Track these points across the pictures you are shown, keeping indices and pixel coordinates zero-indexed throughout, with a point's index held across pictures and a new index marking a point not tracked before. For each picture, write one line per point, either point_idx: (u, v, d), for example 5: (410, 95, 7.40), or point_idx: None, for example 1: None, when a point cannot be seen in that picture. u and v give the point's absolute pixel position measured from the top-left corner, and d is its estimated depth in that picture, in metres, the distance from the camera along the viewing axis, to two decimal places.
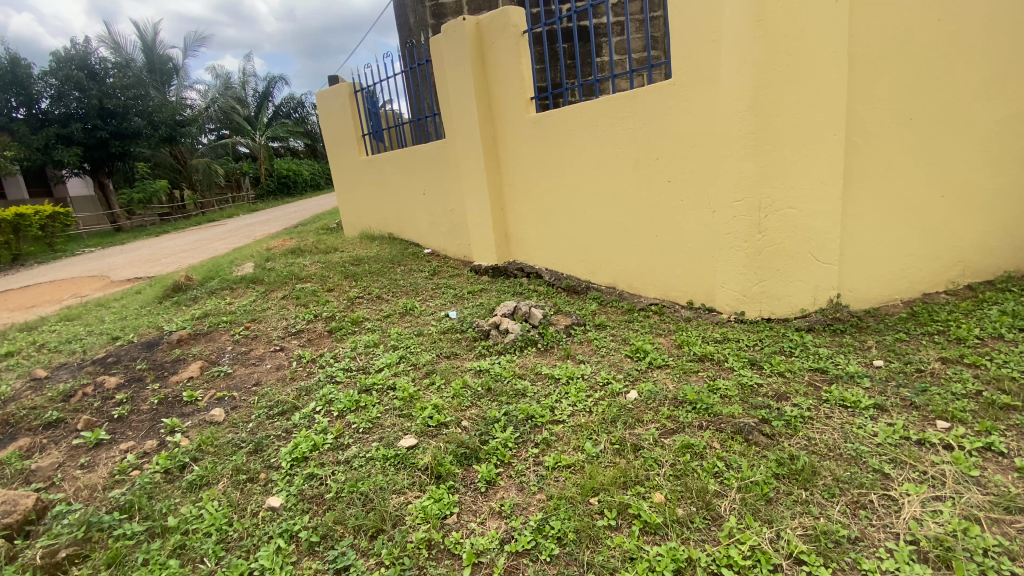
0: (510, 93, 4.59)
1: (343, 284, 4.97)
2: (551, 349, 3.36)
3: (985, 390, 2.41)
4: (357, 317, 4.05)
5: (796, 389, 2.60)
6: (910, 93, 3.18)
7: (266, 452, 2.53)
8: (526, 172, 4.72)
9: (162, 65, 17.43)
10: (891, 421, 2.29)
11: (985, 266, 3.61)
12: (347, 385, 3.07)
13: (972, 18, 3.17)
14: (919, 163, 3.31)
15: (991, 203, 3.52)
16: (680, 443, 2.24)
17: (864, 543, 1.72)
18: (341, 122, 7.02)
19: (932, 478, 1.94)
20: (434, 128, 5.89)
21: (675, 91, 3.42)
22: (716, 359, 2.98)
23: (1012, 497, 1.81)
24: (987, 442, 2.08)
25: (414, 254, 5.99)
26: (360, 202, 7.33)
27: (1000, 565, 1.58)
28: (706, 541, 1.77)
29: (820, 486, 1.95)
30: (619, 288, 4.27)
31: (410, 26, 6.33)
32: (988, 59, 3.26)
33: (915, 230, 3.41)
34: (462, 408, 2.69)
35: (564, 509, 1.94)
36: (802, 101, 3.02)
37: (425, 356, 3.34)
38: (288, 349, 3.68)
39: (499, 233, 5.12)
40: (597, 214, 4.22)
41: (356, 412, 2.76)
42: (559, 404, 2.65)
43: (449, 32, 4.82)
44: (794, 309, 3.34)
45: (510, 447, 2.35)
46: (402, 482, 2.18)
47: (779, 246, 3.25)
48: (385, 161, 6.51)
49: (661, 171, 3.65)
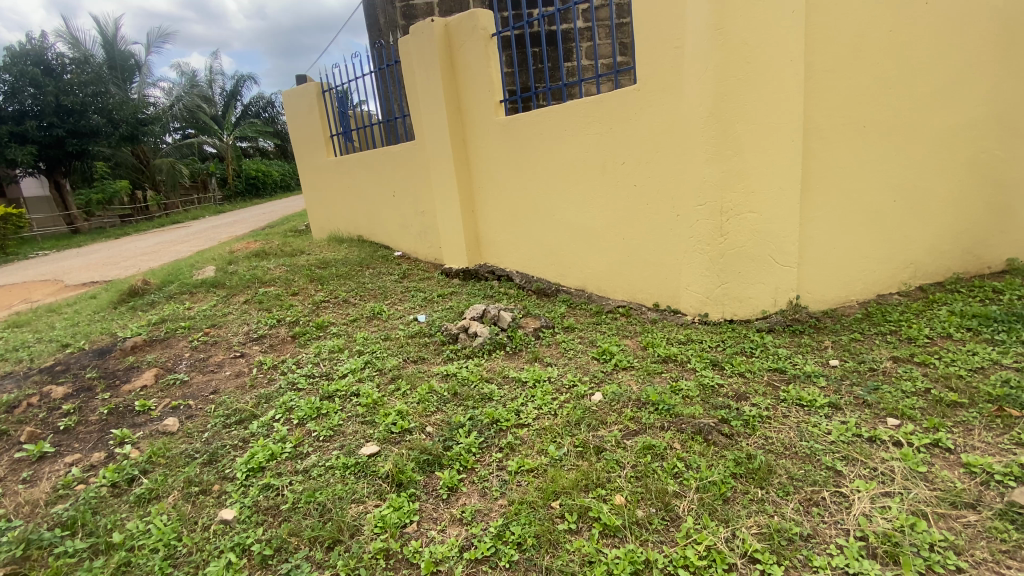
0: (479, 96, 4.58)
1: (308, 288, 4.85)
2: (519, 352, 3.34)
3: (934, 388, 2.50)
4: (322, 321, 3.95)
5: (755, 389, 2.65)
6: (864, 101, 3.29)
7: (220, 462, 2.44)
8: (496, 175, 4.71)
9: (124, 61, 16.81)
10: (845, 419, 2.35)
11: (935, 268, 3.76)
12: (309, 393, 2.98)
13: (921, 29, 3.30)
14: (873, 169, 3.42)
15: (941, 208, 3.67)
16: (641, 444, 2.26)
17: (816, 540, 1.76)
18: (308, 122, 6.89)
19: (881, 475, 2.00)
20: (404, 130, 5.82)
21: (640, 96, 3.46)
22: (679, 360, 3.02)
23: (958, 492, 1.88)
24: (935, 439, 2.15)
25: (384, 256, 5.91)
26: (329, 204, 7.20)
27: (945, 559, 1.63)
28: (664, 542, 1.78)
29: (775, 484, 1.99)
30: (588, 290, 4.29)
31: (380, 27, 6.24)
32: (937, 68, 3.40)
33: (870, 233, 3.53)
34: (427, 413, 2.65)
35: (524, 514, 1.92)
36: (761, 109, 3.09)
37: (391, 361, 3.27)
38: (249, 355, 3.57)
39: (470, 236, 5.08)
40: (566, 218, 4.23)
41: (317, 420, 2.69)
42: (524, 407, 2.64)
43: (417, 34, 4.78)
44: (755, 310, 3.41)
45: (474, 453, 2.32)
46: (362, 491, 2.13)
47: (740, 250, 3.31)
48: (354, 162, 6.41)
49: (628, 175, 3.69)
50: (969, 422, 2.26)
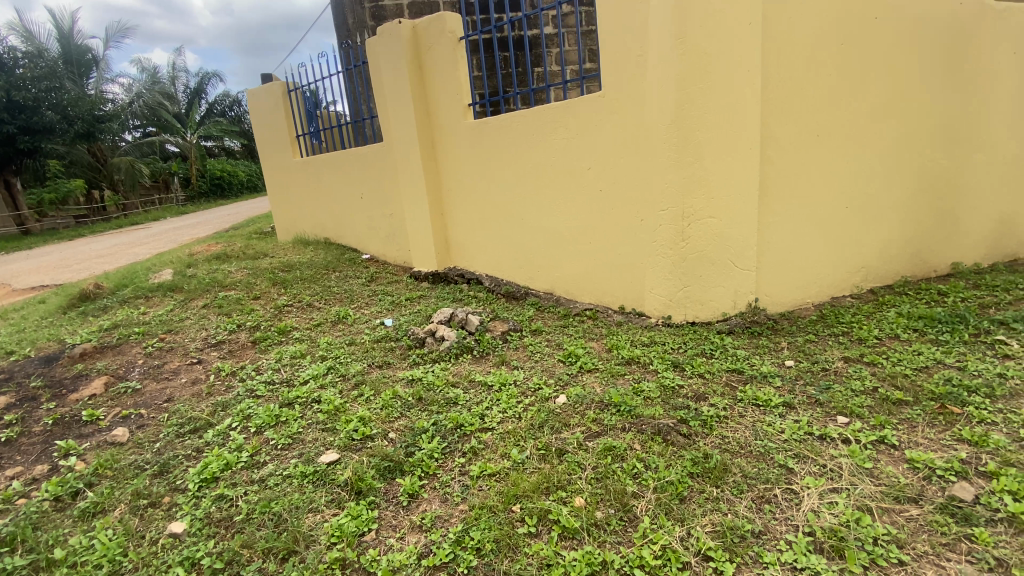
0: (447, 100, 4.57)
1: (271, 291, 4.74)
2: (486, 355, 3.33)
3: (881, 387, 2.61)
4: (284, 326, 3.86)
5: (714, 389, 2.71)
6: (818, 111, 3.41)
7: (171, 473, 2.35)
8: (465, 178, 4.70)
9: (80, 56, 15.93)
10: (798, 417, 2.43)
11: (884, 272, 3.92)
12: (268, 400, 2.91)
13: (872, 43, 3.44)
14: (827, 176, 3.55)
15: (890, 214, 3.83)
16: (602, 445, 2.28)
17: (767, 536, 1.81)
18: (274, 121, 6.73)
19: (830, 471, 2.07)
20: (372, 131, 5.75)
21: (606, 103, 3.51)
22: (642, 362, 3.07)
23: (901, 487, 1.96)
24: (881, 436, 2.24)
25: (350, 259, 5.81)
26: (295, 205, 7.05)
27: (889, 553, 1.70)
28: (622, 543, 1.80)
29: (730, 482, 2.04)
30: (556, 294, 4.31)
31: (349, 27, 6.16)
32: (887, 81, 3.56)
33: (825, 238, 3.66)
34: (390, 419, 2.61)
35: (484, 520, 1.91)
36: (722, 117, 3.17)
37: (354, 366, 3.21)
38: (206, 361, 3.46)
39: (439, 239, 5.05)
40: (534, 221, 4.25)
41: (275, 427, 2.62)
42: (489, 412, 2.63)
43: (385, 36, 4.73)
44: (716, 312, 3.49)
45: (436, 459, 2.30)
46: (320, 499, 2.09)
47: (701, 254, 3.38)
48: (321, 163, 6.30)
49: (594, 180, 3.73)
50: (913, 419, 2.36)
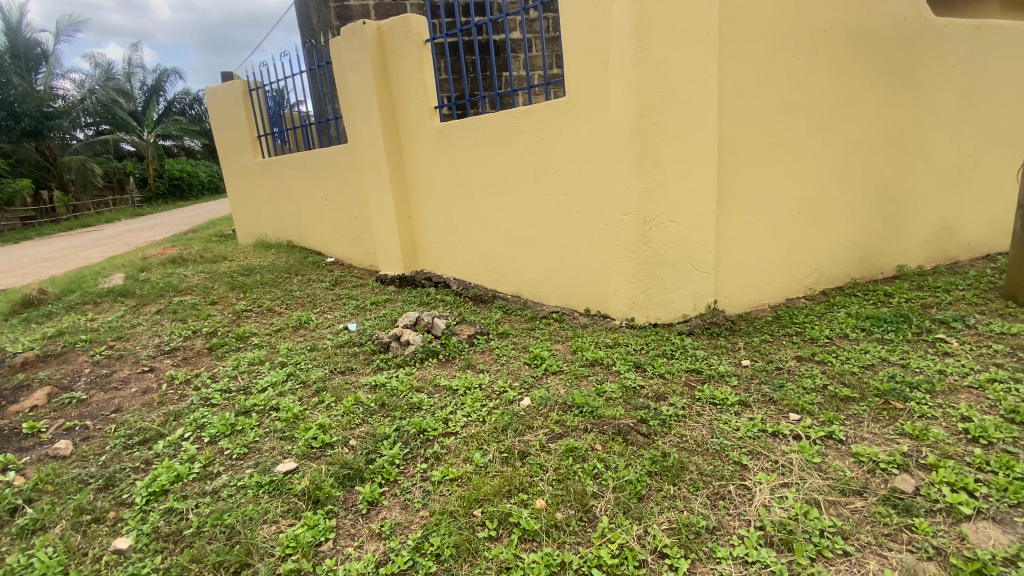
0: (412, 102, 4.54)
1: (229, 296, 4.59)
2: (452, 359, 3.31)
3: (830, 384, 2.72)
4: (242, 332, 3.75)
5: (673, 389, 2.78)
6: (771, 120, 3.54)
7: (118, 487, 2.25)
8: (431, 181, 4.67)
9: (29, 50, 15.10)
10: (752, 415, 2.51)
11: (835, 274, 4.09)
12: (223, 409, 2.82)
13: (822, 55, 3.59)
14: (781, 182, 3.68)
15: (840, 219, 4.00)
16: (564, 447, 2.30)
17: (721, 531, 1.86)
18: (234, 121, 6.54)
19: (781, 466, 2.15)
20: (337, 132, 5.65)
21: (569, 108, 3.55)
22: (606, 363, 3.11)
23: (847, 480, 2.05)
24: (829, 431, 2.34)
25: (314, 263, 5.69)
26: (257, 207, 6.86)
27: (834, 544, 1.78)
28: (581, 543, 1.82)
29: (686, 480, 2.09)
30: (523, 296, 4.32)
31: (313, 27, 6.03)
32: (835, 91, 3.71)
33: (779, 242, 3.79)
34: (351, 426, 2.56)
35: (444, 525, 1.90)
36: (681, 125, 3.25)
37: (315, 372, 3.14)
38: (159, 369, 3.33)
39: (405, 242, 4.99)
40: (500, 224, 4.27)
41: (230, 437, 2.54)
42: (453, 416, 2.61)
43: (349, 36, 4.67)
44: (677, 314, 3.57)
45: (397, 465, 2.27)
46: (275, 510, 2.03)
47: (663, 257, 3.46)
48: (283, 165, 6.15)
49: (559, 184, 3.77)
50: (860, 415, 2.47)
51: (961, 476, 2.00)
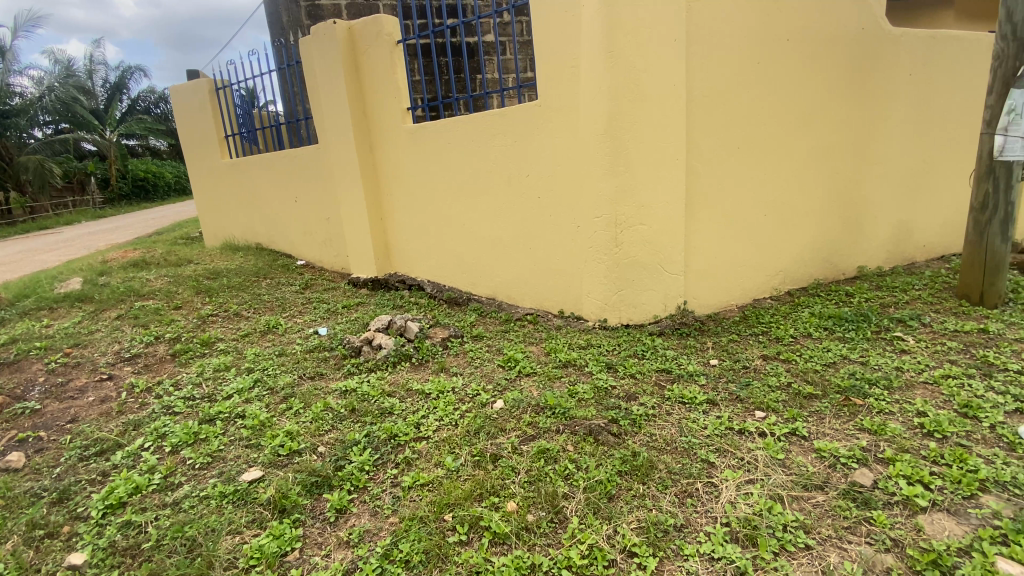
0: (385, 103, 4.49)
1: (194, 301, 4.46)
2: (425, 363, 3.27)
3: (794, 382, 2.80)
4: (208, 338, 3.64)
5: (644, 389, 2.81)
6: (737, 125, 3.62)
7: (72, 500, 2.16)
8: (404, 183, 4.63)
9: None
10: (720, 413, 2.57)
11: (800, 275, 4.21)
12: (186, 417, 2.73)
13: (786, 62, 3.70)
14: (747, 186, 3.78)
15: (804, 222, 4.12)
16: (536, 449, 2.31)
17: (688, 529, 1.89)
18: (201, 120, 6.37)
19: (747, 463, 2.20)
20: (307, 133, 5.55)
21: (541, 112, 3.57)
22: (578, 365, 3.13)
23: (809, 475, 2.11)
24: (793, 428, 2.41)
25: (285, 266, 5.58)
26: (225, 209, 6.68)
27: (796, 538, 1.82)
28: (551, 545, 1.83)
29: (656, 479, 2.12)
30: (497, 299, 4.31)
31: (283, 25, 5.90)
32: (799, 98, 3.83)
33: (746, 244, 3.88)
34: (320, 433, 2.51)
35: (414, 531, 1.88)
36: (651, 129, 3.30)
37: (284, 379, 3.07)
38: (118, 377, 3.20)
39: (378, 244, 4.94)
40: (473, 227, 4.26)
41: (193, 446, 2.47)
42: (425, 420, 2.58)
43: (319, 36, 4.60)
44: (648, 315, 3.62)
45: (367, 471, 2.23)
46: (239, 520, 1.98)
47: (634, 259, 3.51)
48: (252, 165, 6.01)
49: (532, 187, 3.79)
50: (822, 411, 2.55)
51: (916, 469, 2.08)
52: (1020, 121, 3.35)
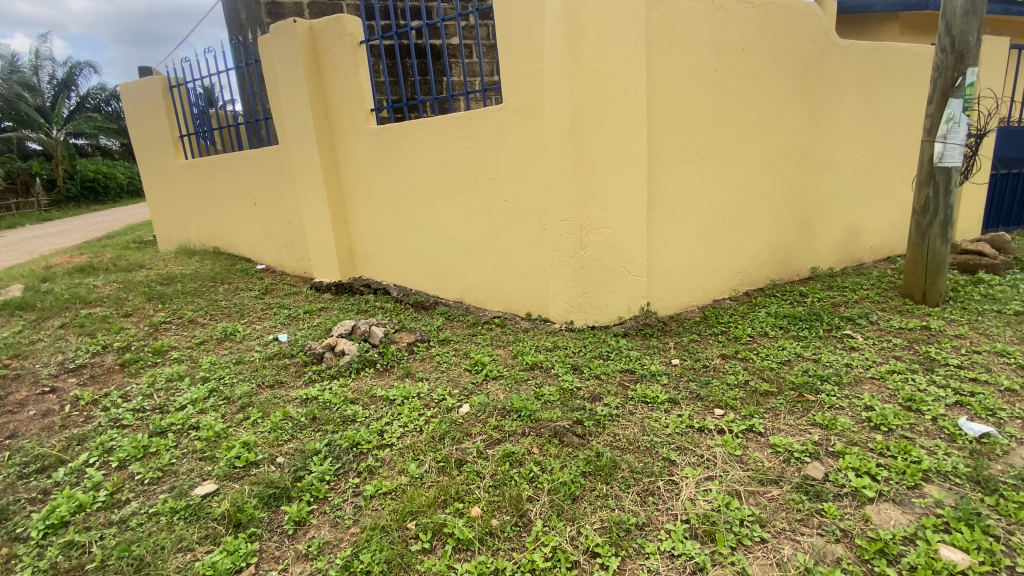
0: (347, 104, 4.42)
1: (145, 307, 4.27)
2: (390, 368, 3.22)
3: (751, 380, 2.89)
4: (160, 346, 3.49)
5: (608, 389, 2.85)
6: (696, 130, 3.72)
7: (8, 522, 2.03)
8: (368, 186, 4.56)
9: None
10: (681, 412, 2.63)
11: (757, 276, 4.35)
12: (135, 430, 2.61)
13: (742, 70, 3.83)
14: (706, 190, 3.88)
15: (761, 225, 4.27)
16: (501, 452, 2.31)
17: (649, 527, 1.92)
18: (154, 119, 6.11)
19: (706, 460, 2.26)
20: (268, 133, 5.40)
21: (506, 115, 3.58)
22: (544, 367, 3.15)
23: (764, 470, 2.18)
24: (750, 425, 2.48)
25: (244, 270, 5.41)
26: (180, 211, 6.42)
27: (752, 532, 1.88)
28: (515, 549, 1.83)
29: (619, 478, 2.15)
30: (465, 302, 4.29)
31: (242, 23, 5.74)
32: (755, 104, 3.96)
33: (706, 247, 3.99)
34: (278, 443, 2.44)
35: (376, 540, 1.85)
36: (613, 134, 3.36)
37: (241, 388, 2.96)
38: (61, 390, 3.03)
39: (342, 248, 4.84)
40: (439, 229, 4.23)
41: (142, 460, 2.36)
42: (388, 427, 2.54)
43: (278, 34, 4.48)
44: (613, 317, 3.68)
45: (327, 481, 2.18)
46: (190, 537, 1.90)
47: (599, 262, 3.55)
48: (208, 167, 5.81)
49: (497, 190, 3.79)
50: (777, 408, 2.63)
51: (864, 461, 2.18)
52: (956, 130, 3.57)
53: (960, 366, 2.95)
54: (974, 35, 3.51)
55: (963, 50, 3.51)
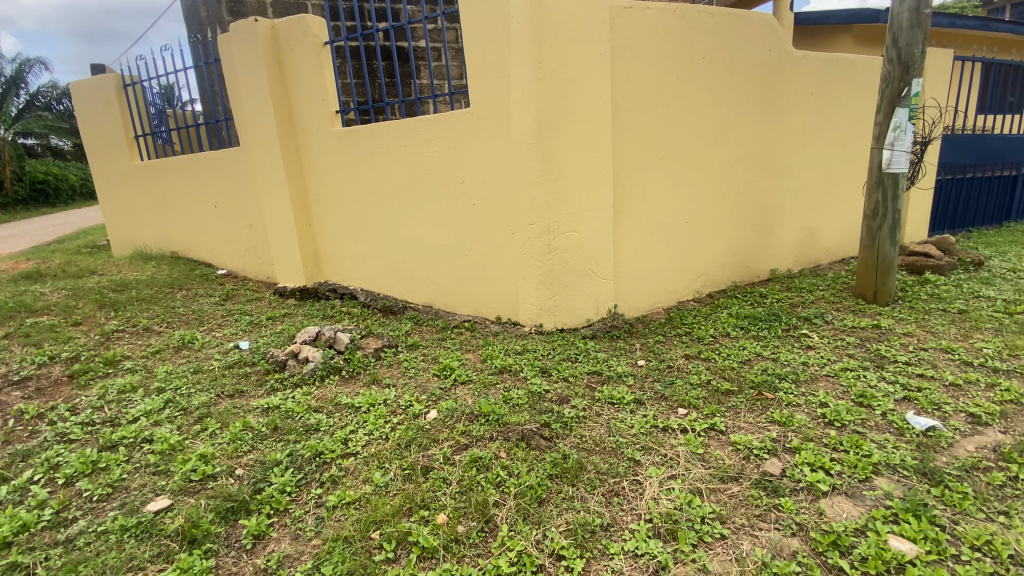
0: (311, 105, 4.33)
1: (97, 315, 4.08)
2: (356, 375, 3.17)
3: (713, 379, 2.97)
4: (112, 356, 3.35)
5: (576, 392, 2.88)
6: (659, 137, 3.80)
7: None
8: (334, 189, 4.48)
9: None
10: (646, 412, 2.68)
11: (720, 279, 4.47)
12: (84, 445, 2.49)
13: (702, 78, 3.93)
14: (670, 195, 3.97)
15: (723, 228, 4.39)
16: (468, 457, 2.30)
17: (614, 528, 1.95)
18: (107, 118, 5.85)
19: (670, 459, 2.30)
20: (229, 134, 5.25)
21: (473, 119, 3.58)
22: (513, 370, 3.15)
23: (725, 468, 2.24)
24: (712, 423, 2.55)
25: (203, 275, 5.23)
26: (136, 214, 6.17)
27: (713, 529, 1.93)
28: (480, 555, 1.83)
29: (584, 480, 2.17)
30: (434, 306, 4.26)
31: (201, 20, 5.57)
32: (715, 111, 4.07)
33: (670, 250, 4.07)
34: (238, 455, 2.37)
35: (338, 552, 1.82)
36: (579, 140, 3.40)
37: (199, 398, 2.87)
38: (3, 404, 2.86)
39: (307, 252, 4.74)
40: (407, 233, 4.19)
41: (91, 476, 2.25)
42: (353, 436, 2.49)
43: (238, 33, 4.37)
44: (581, 319, 3.72)
45: (288, 493, 2.13)
46: (141, 555, 1.83)
47: (567, 265, 3.59)
48: (166, 168, 5.60)
49: (465, 194, 3.78)
50: (738, 406, 2.71)
51: (818, 457, 2.27)
52: (903, 138, 3.75)
53: (908, 362, 3.09)
54: (919, 48, 3.69)
55: (908, 61, 3.69)
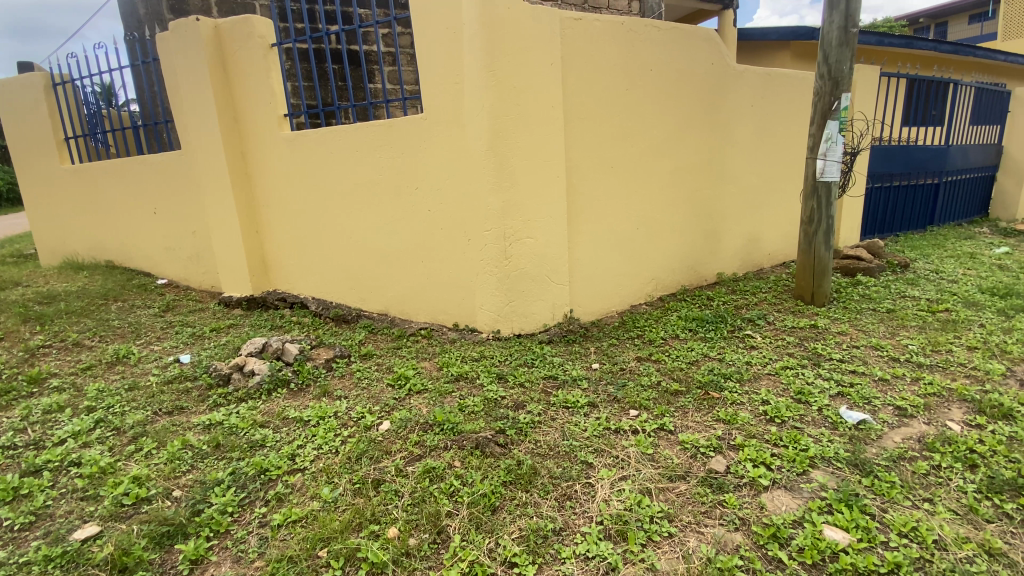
0: (258, 108, 4.20)
1: (19, 330, 3.79)
2: (306, 388, 3.07)
3: (663, 381, 3.05)
4: (37, 374, 3.12)
5: (531, 397, 2.89)
6: (610, 145, 3.90)
7: None
8: (283, 195, 4.35)
9: None
10: (599, 415, 2.73)
11: (671, 282, 4.61)
12: (2, 471, 2.30)
13: (650, 89, 4.06)
14: (621, 201, 4.07)
15: (672, 233, 4.54)
16: (421, 468, 2.27)
17: (566, 532, 1.97)
18: (34, 118, 5.46)
19: (621, 461, 2.35)
20: (170, 137, 5.01)
21: (426, 125, 3.56)
22: (469, 378, 3.14)
23: (673, 467, 2.31)
24: (661, 424, 2.62)
25: (141, 286, 4.95)
26: (67, 221, 5.78)
27: (660, 528, 1.98)
28: (432, 567, 1.81)
29: (538, 485, 2.19)
30: (390, 314, 4.19)
31: (139, 18, 5.30)
32: (663, 121, 4.22)
33: (622, 255, 4.18)
34: (175, 475, 2.25)
35: (282, 573, 1.76)
36: (532, 147, 3.45)
37: (133, 417, 2.71)
38: None
39: (256, 259, 4.58)
40: (361, 239, 4.12)
41: (10, 505, 2.09)
42: (301, 451, 2.42)
43: (179, 32, 4.18)
44: (538, 324, 3.75)
45: (230, 513, 2.04)
46: None
47: (522, 271, 3.61)
48: (100, 172, 5.29)
49: (420, 200, 3.75)
50: (686, 406, 2.80)
51: (760, 453, 2.37)
52: (834, 148, 3.99)
53: (842, 359, 3.29)
54: (847, 65, 3.95)
55: (837, 77, 3.93)
